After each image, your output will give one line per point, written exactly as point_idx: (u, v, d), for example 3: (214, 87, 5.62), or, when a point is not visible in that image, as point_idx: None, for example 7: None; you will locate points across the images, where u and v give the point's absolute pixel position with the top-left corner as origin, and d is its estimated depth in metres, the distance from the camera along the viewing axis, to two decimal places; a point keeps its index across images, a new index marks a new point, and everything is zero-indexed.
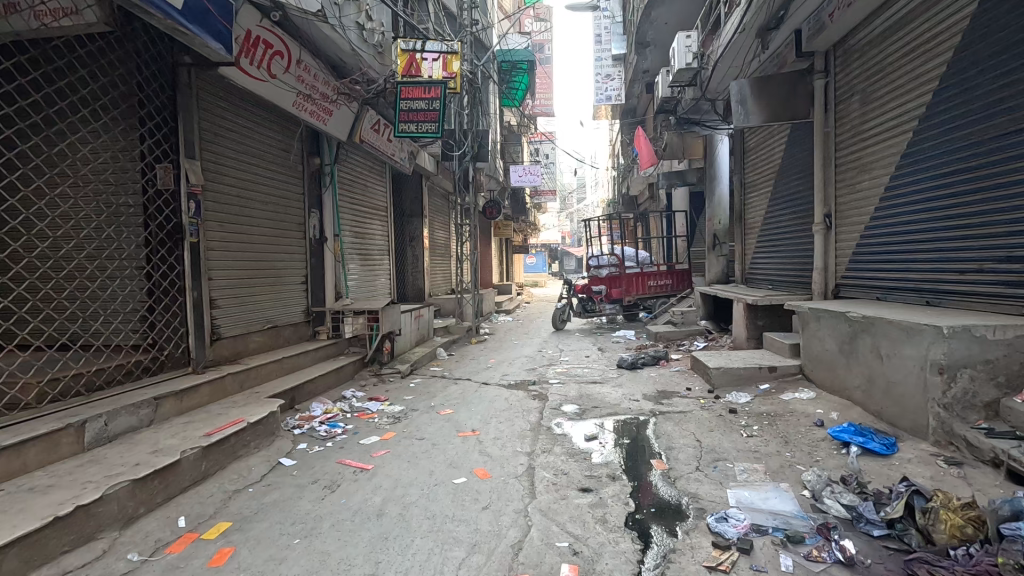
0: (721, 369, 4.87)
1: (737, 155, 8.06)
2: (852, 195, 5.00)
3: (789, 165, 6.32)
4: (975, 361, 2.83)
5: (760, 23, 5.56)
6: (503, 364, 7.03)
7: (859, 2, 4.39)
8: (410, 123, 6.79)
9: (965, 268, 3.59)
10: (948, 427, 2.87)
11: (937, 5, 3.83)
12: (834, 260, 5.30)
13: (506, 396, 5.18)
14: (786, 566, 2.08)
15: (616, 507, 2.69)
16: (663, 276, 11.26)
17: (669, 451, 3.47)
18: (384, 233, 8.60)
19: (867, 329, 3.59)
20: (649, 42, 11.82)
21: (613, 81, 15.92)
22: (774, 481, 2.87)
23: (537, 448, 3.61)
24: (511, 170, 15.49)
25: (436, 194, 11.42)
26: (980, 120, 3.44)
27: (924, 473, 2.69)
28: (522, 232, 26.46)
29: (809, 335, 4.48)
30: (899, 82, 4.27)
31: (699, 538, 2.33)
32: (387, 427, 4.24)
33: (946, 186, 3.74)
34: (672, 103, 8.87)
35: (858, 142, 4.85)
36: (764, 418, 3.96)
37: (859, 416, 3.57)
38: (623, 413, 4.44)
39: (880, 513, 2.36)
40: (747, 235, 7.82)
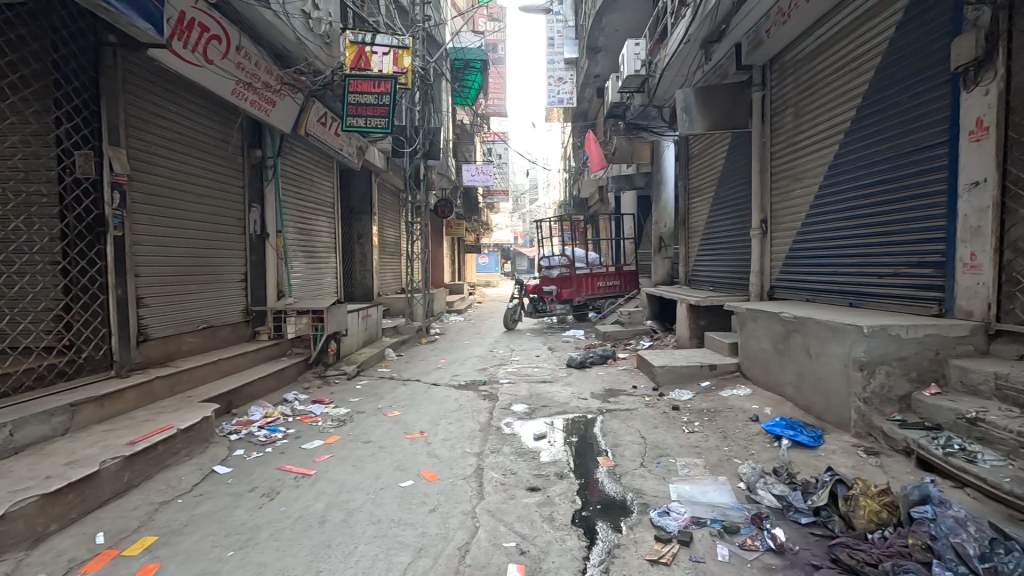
0: (665, 367, 5.04)
1: (683, 161, 8.37)
2: (786, 202, 5.29)
3: (730, 172, 6.63)
4: (891, 358, 3.06)
5: (703, 35, 5.80)
6: (454, 364, 6.97)
7: (794, 19, 4.68)
8: (358, 117, 6.58)
9: (883, 272, 3.87)
10: (867, 419, 3.09)
11: (861, 27, 4.13)
12: (770, 263, 5.60)
13: (456, 396, 5.14)
14: (722, 555, 2.17)
15: (563, 505, 2.72)
16: (612, 277, 11.54)
17: (616, 448, 3.54)
18: (330, 230, 8.33)
19: (799, 328, 3.81)
20: (600, 48, 12.08)
21: (565, 84, 16.16)
22: (713, 475, 3.00)
23: (486, 448, 3.60)
24: (464, 169, 15.39)
25: (386, 191, 11.19)
26: (895, 136, 3.75)
27: (847, 463, 2.89)
28: (475, 232, 26.38)
29: (746, 334, 4.70)
30: (828, 98, 4.57)
31: (642, 533, 2.40)
32: (331, 430, 4.11)
33: (869, 195, 4.03)
34: (621, 108, 9.10)
35: (793, 153, 5.15)
36: (705, 414, 4.13)
37: (791, 411, 3.79)
38: (572, 411, 4.50)
39: (807, 501, 2.50)
40: (691, 238, 8.13)
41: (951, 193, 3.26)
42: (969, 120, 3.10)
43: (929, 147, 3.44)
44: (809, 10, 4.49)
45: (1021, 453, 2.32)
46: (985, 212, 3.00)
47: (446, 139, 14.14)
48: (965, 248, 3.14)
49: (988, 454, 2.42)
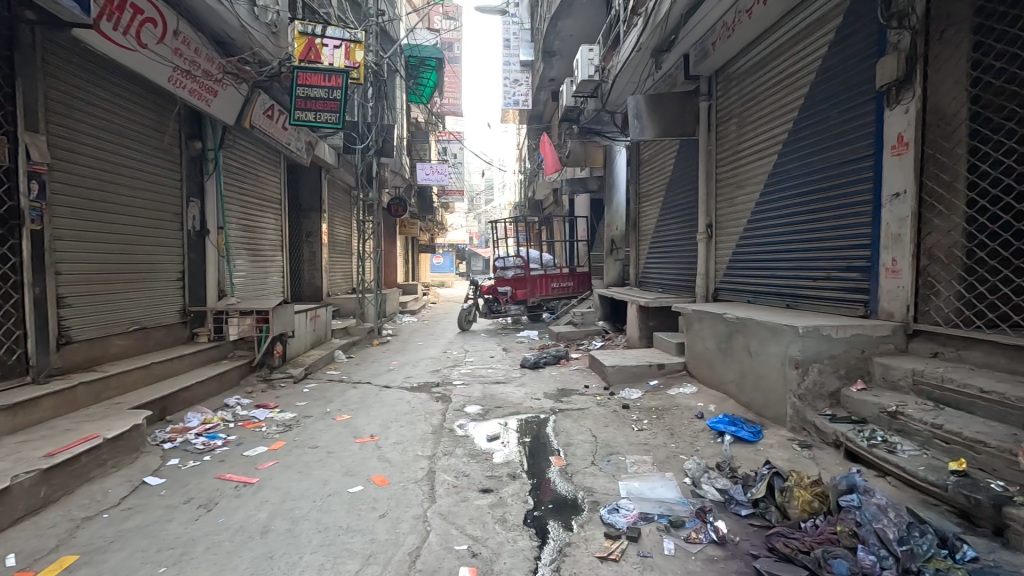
0: (616, 367, 5.16)
1: (634, 167, 8.60)
2: (730, 208, 5.53)
3: (678, 178, 6.87)
4: (823, 356, 3.26)
5: (654, 44, 5.98)
6: (406, 366, 6.86)
7: (737, 33, 4.92)
8: (308, 111, 6.38)
9: (816, 276, 4.12)
10: (802, 415, 3.28)
11: (798, 45, 4.39)
12: (715, 267, 5.84)
13: (408, 399, 5.06)
14: (668, 549, 2.24)
15: (515, 505, 2.73)
16: (565, 278, 11.70)
17: (567, 447, 3.59)
18: (276, 227, 8.00)
19: (740, 329, 3.99)
20: (555, 51, 12.23)
21: (520, 86, 16.25)
22: (660, 471, 3.09)
23: (439, 451, 3.56)
24: (418, 167, 15.18)
25: (337, 188, 10.88)
26: (827, 149, 4.00)
27: (783, 456, 3.05)
28: (429, 231, 26.09)
29: (692, 334, 4.88)
30: (768, 110, 4.81)
31: (592, 530, 2.43)
32: (276, 436, 3.94)
33: (804, 203, 4.27)
34: (575, 112, 9.26)
35: (736, 161, 5.38)
36: (654, 412, 4.26)
37: (732, 407, 3.97)
38: (525, 412, 4.53)
39: (747, 494, 2.62)
40: (641, 241, 8.37)
41: (875, 203, 3.50)
42: (892, 135, 3.33)
43: (857, 160, 3.69)
44: (753, 25, 4.72)
45: (934, 443, 2.52)
46: (903, 221, 3.22)
47: (400, 136, 13.89)
48: (887, 254, 3.37)
49: (906, 445, 2.62)
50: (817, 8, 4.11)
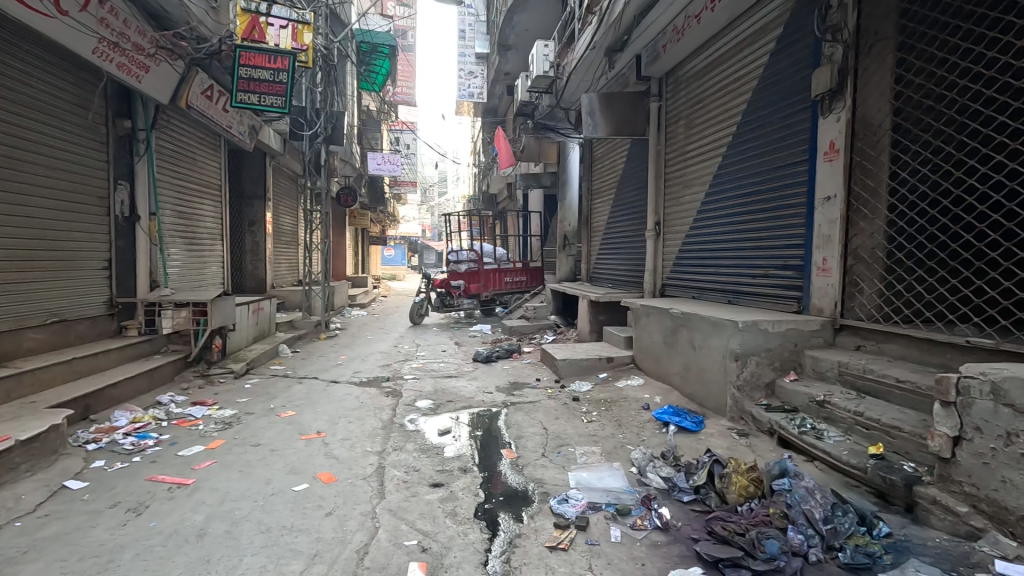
0: (567, 360, 5.25)
1: (587, 164, 8.73)
2: (677, 207, 5.72)
3: (628, 176, 7.04)
4: (760, 349, 3.44)
5: (607, 44, 6.07)
6: (355, 360, 6.69)
7: (687, 37, 5.08)
8: (251, 94, 6.07)
9: (755, 273, 4.34)
10: (740, 405, 3.46)
11: (742, 52, 4.59)
12: (663, 264, 6.03)
13: (357, 394, 4.93)
14: (615, 536, 2.31)
15: (466, 499, 2.72)
16: (519, 273, 11.72)
17: (518, 440, 3.62)
18: (216, 215, 7.57)
19: (685, 323, 4.15)
20: (510, 45, 12.20)
21: (475, 79, 16.09)
22: (608, 461, 3.17)
23: (388, 446, 3.50)
24: (369, 156, 14.77)
25: (282, 175, 10.41)
26: (766, 153, 4.22)
27: (722, 444, 3.21)
28: (381, 223, 25.48)
29: (640, 328, 5.03)
30: (714, 113, 5.02)
31: (542, 521, 2.47)
32: (214, 434, 3.75)
33: (745, 204, 4.48)
34: (530, 107, 9.28)
35: (684, 162, 5.58)
36: (602, 404, 4.36)
37: (677, 398, 4.13)
38: (477, 406, 4.52)
39: (688, 481, 2.74)
40: (593, 237, 8.52)
41: (809, 206, 3.72)
42: (824, 142, 3.56)
43: (794, 164, 3.90)
44: (701, 31, 4.88)
45: (856, 429, 2.73)
46: (833, 224, 3.46)
47: (350, 124, 13.45)
48: (819, 253, 3.60)
49: (831, 431, 2.82)
50: (760, 18, 4.30)
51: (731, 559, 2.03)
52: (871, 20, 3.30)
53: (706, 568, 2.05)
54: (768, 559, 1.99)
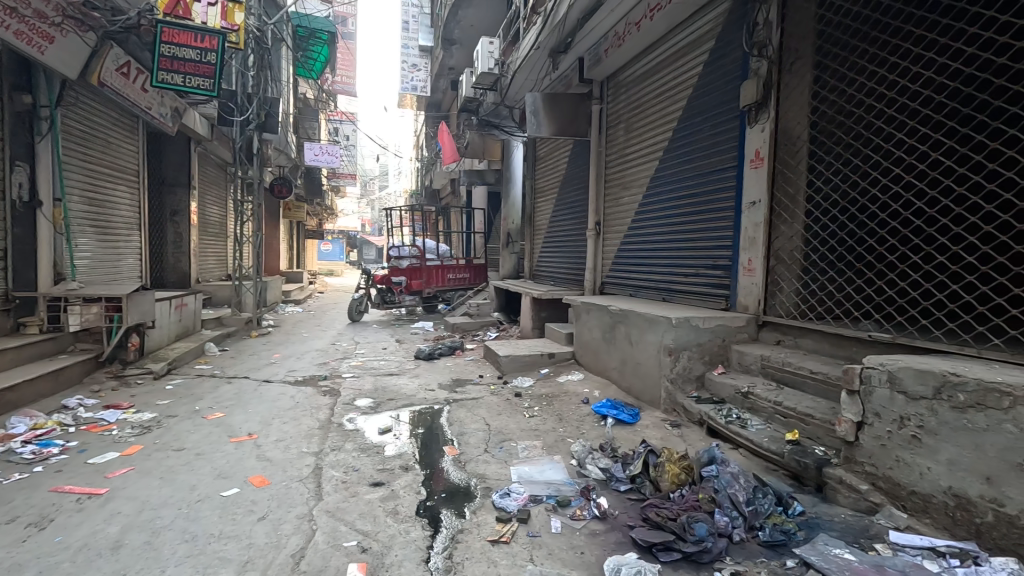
0: (510, 356, 5.29)
1: (531, 162, 8.84)
2: (617, 207, 5.91)
3: (571, 176, 7.20)
4: (692, 344, 3.64)
5: (551, 45, 6.15)
6: (290, 359, 6.40)
7: (628, 43, 5.26)
8: (175, 74, 5.69)
9: (687, 272, 4.58)
10: (673, 397, 3.64)
11: (678, 62, 4.81)
12: (603, 262, 6.21)
13: (291, 393, 4.73)
14: (555, 528, 2.36)
15: (408, 497, 2.69)
16: (462, 270, 11.65)
17: (461, 436, 3.62)
18: (132, 203, 6.98)
19: (623, 320, 4.31)
20: (455, 40, 12.07)
21: (419, 72, 15.78)
22: (549, 455, 3.24)
23: (326, 447, 3.38)
24: (306, 146, 14.16)
25: (209, 162, 9.77)
26: (698, 159, 4.46)
27: (657, 435, 3.36)
28: (318, 216, 24.49)
29: (580, 324, 5.16)
30: (652, 118, 5.23)
31: (484, 516, 2.48)
32: (131, 440, 3.47)
33: (679, 206, 4.71)
34: (475, 104, 9.25)
35: (624, 163, 5.76)
36: (544, 399, 4.45)
37: (615, 392, 4.28)
38: (419, 403, 4.47)
39: (625, 471, 2.85)
40: (536, 235, 8.64)
41: (737, 209, 3.97)
42: (751, 150, 3.81)
43: (723, 170, 4.15)
44: (640, 38, 5.08)
45: (775, 418, 2.95)
46: (758, 226, 3.71)
47: (285, 111, 12.84)
48: (745, 254, 3.85)
49: (754, 420, 3.04)
50: (695, 30, 4.54)
51: (663, 543, 2.14)
52: (793, 39, 3.57)
53: (641, 553, 2.14)
54: (697, 541, 2.11)
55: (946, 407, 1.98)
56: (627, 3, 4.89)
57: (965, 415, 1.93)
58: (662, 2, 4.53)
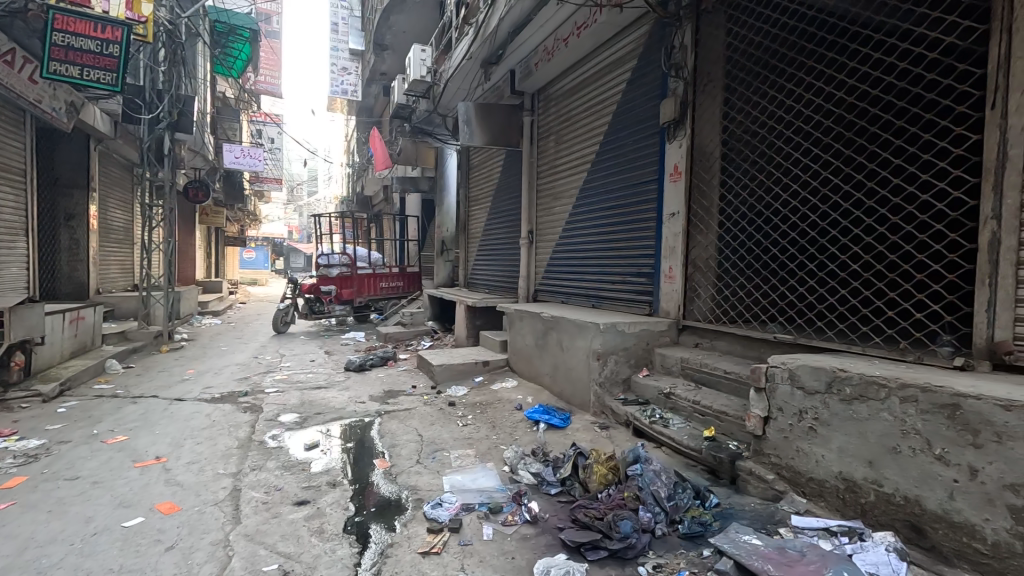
0: (443, 365, 5.24)
1: (465, 171, 8.87)
2: (548, 217, 6.05)
3: (504, 185, 7.31)
4: (619, 348, 3.80)
5: (483, 56, 6.21)
6: (206, 374, 5.97)
7: (556, 58, 5.43)
8: (69, 65, 5.23)
9: (614, 279, 4.76)
10: (602, 400, 3.77)
11: (604, 78, 5.04)
12: (536, 270, 6.34)
13: (207, 411, 4.42)
14: (486, 535, 2.37)
15: (335, 514, 2.59)
16: (395, 278, 11.37)
17: (392, 449, 3.54)
18: (16, 206, 6.24)
19: (554, 326, 4.41)
20: (387, 45, 11.90)
21: (349, 75, 15.35)
22: (482, 462, 3.25)
23: (246, 466, 3.19)
24: (225, 148, 13.35)
25: (112, 162, 8.95)
26: (622, 172, 4.68)
27: (587, 437, 3.47)
28: (239, 221, 23.06)
29: (514, 331, 5.22)
30: (580, 130, 5.42)
31: (415, 528, 2.44)
32: (13, 471, 3.09)
33: (606, 216, 4.90)
34: (407, 110, 9.13)
35: (555, 175, 5.91)
36: (477, 407, 4.45)
37: (547, 397, 4.37)
38: (348, 416, 4.32)
39: (556, 475, 2.91)
40: (470, 243, 8.68)
41: (659, 219, 4.19)
42: (670, 165, 4.05)
43: (645, 183, 4.38)
44: (569, 53, 5.25)
45: (694, 416, 3.14)
46: (677, 236, 3.95)
47: (201, 110, 12.03)
48: (666, 262, 4.07)
49: (675, 419, 3.22)
50: (620, 48, 4.77)
51: (591, 542, 2.20)
52: (705, 64, 3.86)
53: (569, 554, 2.20)
54: (622, 538, 2.20)
55: (836, 400, 2.20)
56: (555, 20, 5.06)
57: (851, 406, 2.15)
58: (589, 21, 4.73)
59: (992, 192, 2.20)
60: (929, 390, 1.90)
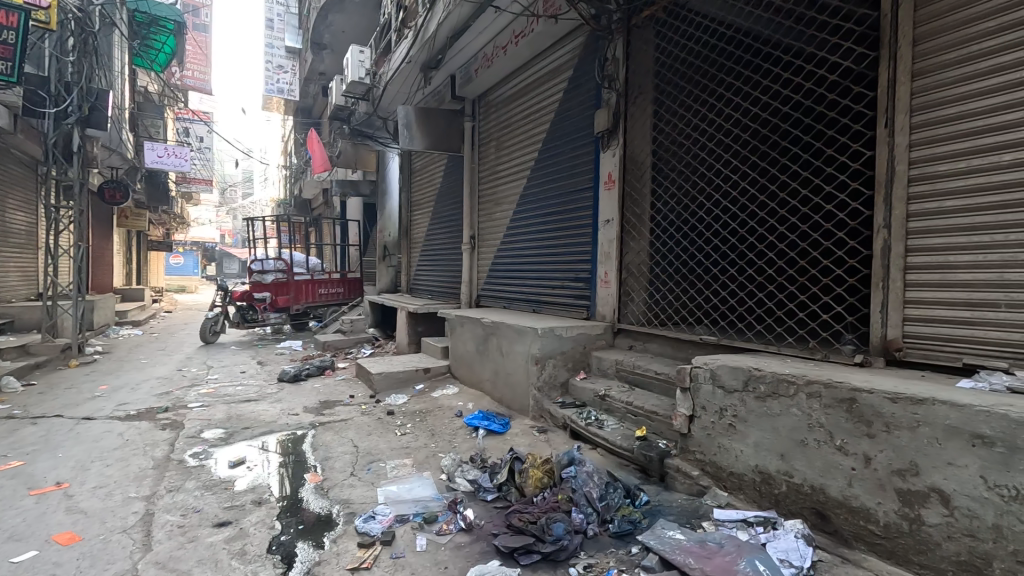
0: (382, 374, 5.12)
1: (406, 174, 8.76)
2: (489, 223, 6.08)
3: (445, 190, 7.28)
4: (557, 352, 3.85)
5: (422, 60, 6.13)
6: (121, 390, 5.52)
7: (496, 65, 5.47)
8: None
9: (553, 284, 4.84)
10: (541, 404, 3.81)
11: (541, 87, 5.13)
12: (478, 276, 6.33)
13: (121, 430, 4.08)
14: (419, 546, 2.33)
15: (259, 534, 2.47)
16: (335, 284, 11.02)
17: (325, 462, 3.41)
18: None
19: (494, 331, 4.42)
20: (325, 44, 11.59)
21: (285, 73, 14.78)
22: (419, 471, 3.20)
23: (162, 488, 2.97)
24: (146, 146, 12.46)
25: (11, 158, 8.16)
26: (559, 179, 4.78)
27: (525, 442, 3.49)
28: (164, 225, 21.57)
29: (455, 337, 5.19)
30: (520, 137, 5.48)
31: (345, 543, 2.37)
32: None
33: (545, 223, 4.98)
34: (347, 112, 8.92)
35: (495, 181, 5.95)
36: (417, 415, 4.38)
37: (487, 403, 4.37)
38: (280, 430, 4.13)
39: (492, 481, 2.91)
40: (412, 248, 8.56)
41: (594, 226, 4.31)
42: (605, 173, 4.18)
43: (581, 190, 4.49)
44: (507, 61, 5.31)
45: (628, 416, 3.23)
46: (612, 242, 4.07)
47: (119, 104, 11.18)
48: (602, 267, 4.18)
49: (610, 420, 3.30)
50: (557, 58, 4.88)
51: (524, 547, 2.21)
52: (636, 76, 4.01)
53: (503, 559, 2.20)
54: (554, 541, 2.22)
55: (752, 398, 2.34)
56: (494, 28, 5.11)
57: (765, 403, 2.28)
58: (526, 31, 4.81)
59: (884, 203, 2.42)
60: (831, 386, 2.05)
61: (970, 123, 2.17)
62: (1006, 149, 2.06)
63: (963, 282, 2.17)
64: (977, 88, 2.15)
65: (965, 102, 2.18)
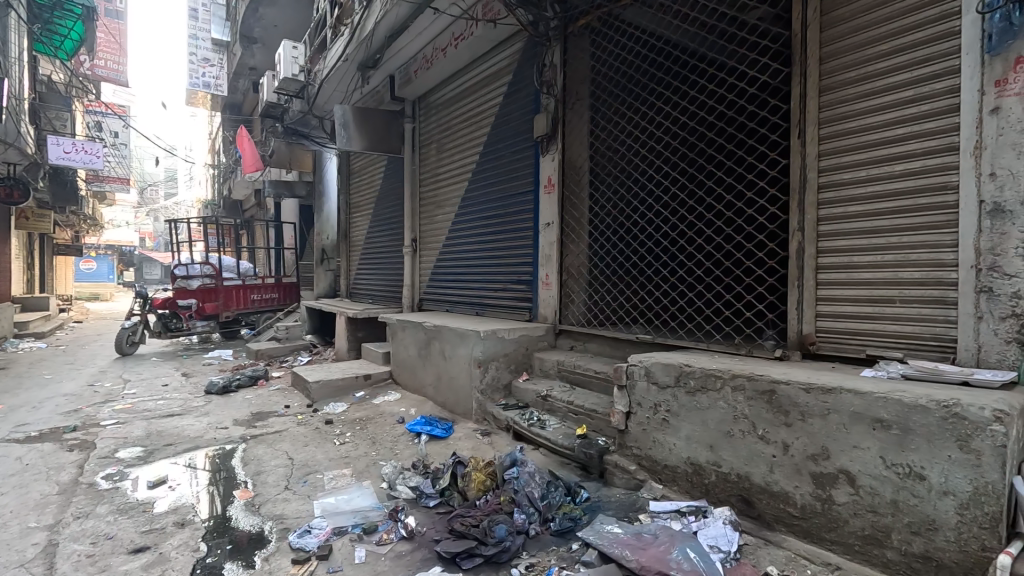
0: (320, 382, 4.93)
1: (344, 176, 8.50)
2: (431, 225, 6.02)
3: (385, 192, 7.13)
4: (499, 354, 3.86)
5: (360, 59, 5.94)
6: (19, 410, 4.96)
7: (436, 66, 5.42)
8: None
9: (495, 286, 4.86)
10: (484, 407, 3.81)
11: (481, 90, 5.15)
12: (420, 278, 6.25)
13: (18, 454, 3.68)
14: (358, 557, 2.26)
15: (182, 557, 2.30)
16: (269, 290, 10.50)
17: (257, 477, 3.24)
18: None
19: (436, 335, 4.37)
20: (255, 38, 11.04)
21: (212, 67, 13.94)
22: (358, 481, 3.10)
23: (69, 515, 2.71)
24: (49, 140, 11.34)
25: None
26: (500, 183, 4.80)
27: (468, 445, 3.48)
28: (73, 227, 19.64)
29: (397, 342, 5.09)
30: (461, 140, 5.47)
31: (278, 561, 2.26)
32: None
33: (486, 226, 4.99)
34: (279, 110, 8.52)
35: (437, 183, 5.89)
36: (357, 423, 4.25)
37: (430, 408, 4.31)
38: (207, 445, 3.87)
39: (434, 486, 2.87)
40: (352, 252, 8.32)
41: (535, 228, 4.37)
42: (545, 177, 4.26)
43: (521, 194, 4.54)
44: (447, 63, 5.29)
45: (568, 415, 3.29)
46: (552, 245, 4.15)
47: (17, 94, 10.12)
48: (544, 269, 4.25)
49: (551, 420, 3.35)
50: (497, 62, 4.91)
51: (466, 550, 2.20)
52: (573, 83, 4.11)
53: (444, 565, 2.17)
54: (496, 543, 2.23)
55: (684, 393, 2.45)
56: (433, 28, 5.05)
57: (694, 397, 2.40)
58: (465, 34, 4.80)
59: (797, 209, 2.62)
60: (753, 378, 2.18)
61: (868, 135, 2.38)
62: (898, 160, 2.27)
63: (867, 281, 2.38)
64: (872, 105, 2.36)
65: (864, 116, 2.39)
